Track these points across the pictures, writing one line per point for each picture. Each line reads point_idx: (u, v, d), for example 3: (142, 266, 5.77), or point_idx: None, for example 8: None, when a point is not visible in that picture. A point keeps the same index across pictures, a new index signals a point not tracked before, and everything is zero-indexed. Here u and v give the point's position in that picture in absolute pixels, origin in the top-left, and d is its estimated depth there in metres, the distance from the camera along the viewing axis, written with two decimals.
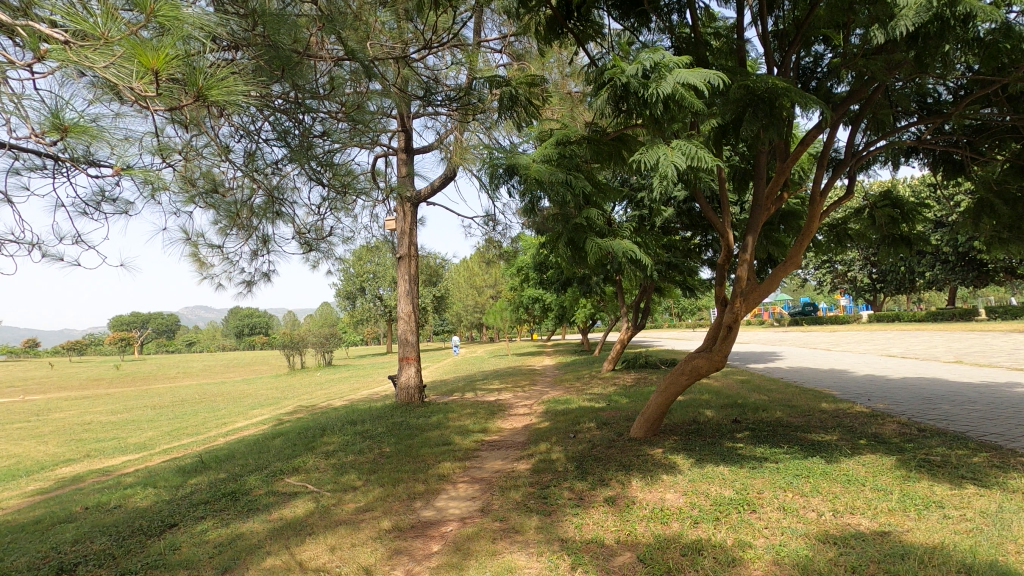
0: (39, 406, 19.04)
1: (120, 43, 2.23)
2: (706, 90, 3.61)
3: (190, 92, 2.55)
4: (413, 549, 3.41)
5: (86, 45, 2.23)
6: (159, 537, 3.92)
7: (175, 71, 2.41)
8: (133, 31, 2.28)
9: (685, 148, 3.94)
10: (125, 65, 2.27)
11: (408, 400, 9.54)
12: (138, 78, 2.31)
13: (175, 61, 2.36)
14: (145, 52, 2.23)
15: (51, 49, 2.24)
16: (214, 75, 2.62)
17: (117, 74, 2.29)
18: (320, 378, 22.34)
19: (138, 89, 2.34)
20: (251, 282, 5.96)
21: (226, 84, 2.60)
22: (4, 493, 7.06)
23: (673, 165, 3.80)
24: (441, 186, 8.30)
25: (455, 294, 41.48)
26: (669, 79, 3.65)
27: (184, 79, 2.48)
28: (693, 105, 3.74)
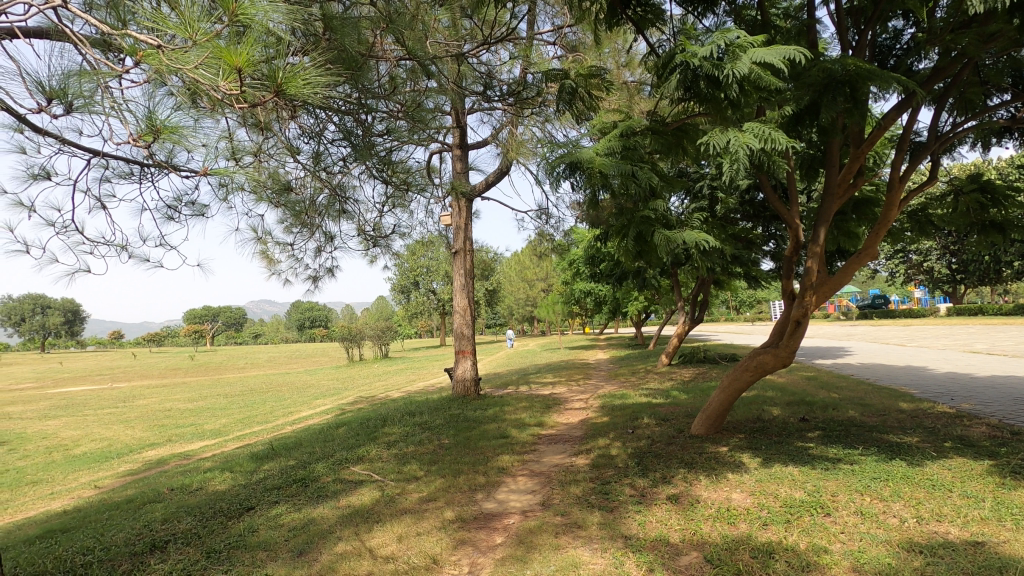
0: (125, 393, 20.58)
1: (208, 45, 2.38)
2: (786, 67, 3.49)
3: (271, 88, 2.63)
4: (477, 540, 3.47)
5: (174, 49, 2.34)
6: (238, 520, 4.15)
7: (257, 70, 2.51)
8: (221, 31, 2.41)
9: (757, 129, 3.80)
10: (213, 63, 2.41)
11: (464, 393, 9.69)
12: (224, 78, 2.42)
13: (257, 60, 2.46)
14: (229, 52, 2.33)
15: (147, 55, 2.40)
16: (294, 72, 2.69)
17: (206, 73, 2.44)
18: (377, 370, 23.03)
19: (221, 87, 2.46)
20: (316, 277, 6.22)
21: (304, 80, 2.67)
22: (98, 474, 7.68)
23: (745, 148, 3.67)
24: (496, 180, 8.33)
25: (507, 288, 41.72)
26: (745, 57, 3.54)
27: (264, 76, 2.58)
28: (770, 81, 3.64)
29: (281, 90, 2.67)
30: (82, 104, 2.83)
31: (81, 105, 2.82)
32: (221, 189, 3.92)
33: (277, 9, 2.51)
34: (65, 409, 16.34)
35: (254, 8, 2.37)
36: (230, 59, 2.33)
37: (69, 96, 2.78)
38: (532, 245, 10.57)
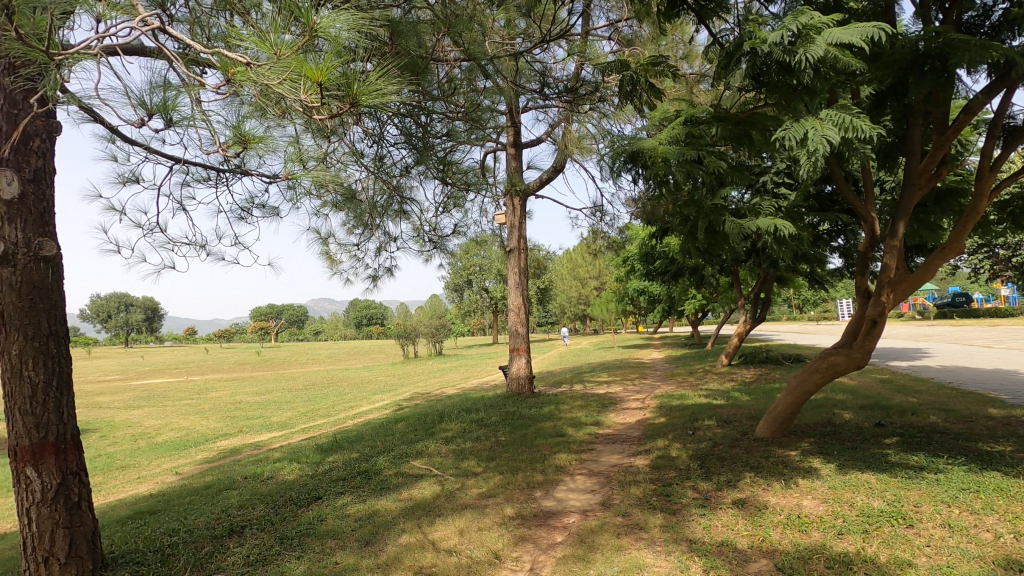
0: (200, 385, 21.91)
1: (288, 59, 2.45)
2: (865, 47, 3.32)
3: (347, 100, 2.74)
4: (538, 538, 3.47)
5: (261, 65, 2.46)
6: (307, 508, 4.34)
7: (336, 83, 2.61)
8: (302, 45, 2.51)
9: (837, 118, 3.64)
10: (295, 78, 2.49)
11: (519, 391, 9.72)
12: (305, 90, 2.52)
13: (336, 72, 2.56)
14: (310, 66, 2.44)
15: (237, 72, 2.51)
16: (367, 81, 2.78)
17: (289, 87, 2.51)
18: (432, 367, 23.47)
19: (302, 97, 2.54)
20: (376, 277, 6.42)
21: (377, 89, 2.76)
22: (179, 461, 8.22)
23: (826, 143, 3.50)
24: (550, 178, 8.30)
25: (559, 286, 41.53)
26: (820, 40, 3.37)
27: (342, 88, 2.68)
28: (849, 65, 3.45)
29: (356, 100, 2.77)
30: (174, 113, 3.03)
31: (175, 117, 3.04)
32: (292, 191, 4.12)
33: (351, 22, 2.62)
34: (148, 400, 17.58)
35: (332, 22, 2.48)
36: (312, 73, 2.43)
37: (164, 108, 3.02)
38: (586, 243, 10.46)
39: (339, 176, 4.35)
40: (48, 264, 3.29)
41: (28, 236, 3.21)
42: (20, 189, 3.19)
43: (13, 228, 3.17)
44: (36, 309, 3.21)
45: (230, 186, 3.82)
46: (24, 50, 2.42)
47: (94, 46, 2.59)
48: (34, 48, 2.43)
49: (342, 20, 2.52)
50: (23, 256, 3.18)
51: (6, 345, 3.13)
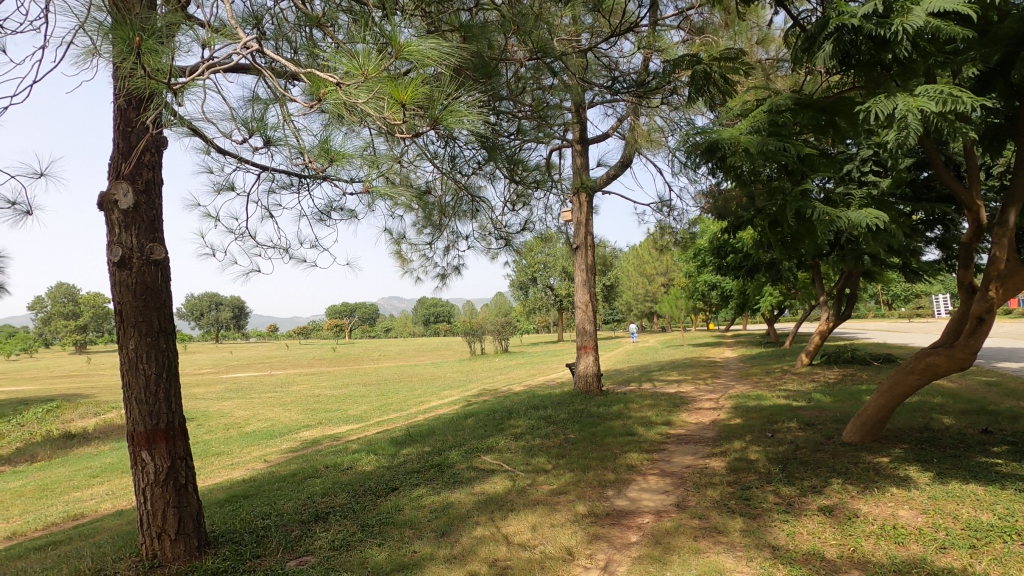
0: (282, 379, 23.30)
1: (376, 81, 2.56)
2: (970, 14, 3.15)
3: (428, 118, 2.85)
4: (612, 537, 3.45)
5: (350, 85, 2.61)
6: (385, 498, 4.52)
7: (419, 102, 2.72)
8: (390, 67, 2.61)
9: (933, 93, 3.37)
10: (380, 98, 2.60)
11: (587, 388, 9.67)
12: (389, 109, 2.63)
13: (420, 93, 2.67)
14: (397, 87, 2.54)
15: (327, 92, 2.67)
16: (447, 103, 2.92)
17: (374, 106, 2.62)
18: (498, 364, 23.77)
19: (386, 116, 2.64)
20: (444, 275, 6.59)
21: (458, 111, 2.89)
22: (267, 450, 8.80)
23: (916, 113, 3.29)
24: (617, 173, 8.16)
25: (626, 283, 40.79)
26: (918, 10, 3.22)
27: (424, 109, 2.81)
28: (952, 34, 3.26)
29: (437, 121, 2.90)
30: (264, 127, 3.27)
31: (269, 131, 3.28)
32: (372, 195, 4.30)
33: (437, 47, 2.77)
34: (237, 392, 18.91)
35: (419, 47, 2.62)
36: (397, 94, 2.53)
37: (261, 123, 3.26)
38: (654, 239, 10.23)
39: (412, 180, 4.52)
40: (159, 266, 3.61)
41: (141, 241, 3.55)
42: (134, 200, 3.53)
43: (129, 234, 3.52)
44: (148, 309, 3.53)
45: (315, 191, 4.06)
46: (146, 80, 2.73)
47: (203, 71, 2.87)
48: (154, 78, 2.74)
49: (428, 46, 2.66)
50: (137, 260, 3.52)
51: (125, 341, 3.48)
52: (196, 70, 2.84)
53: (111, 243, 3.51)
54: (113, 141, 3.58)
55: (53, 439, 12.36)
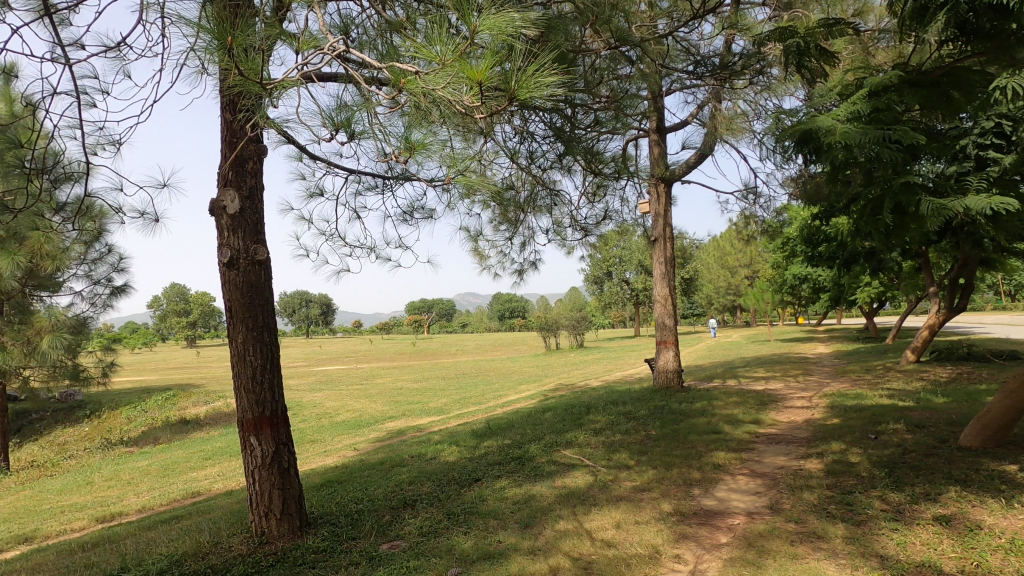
0: (367, 372, 24.51)
1: (455, 65, 2.61)
2: None
3: (507, 96, 2.82)
4: (700, 537, 3.34)
5: (429, 71, 2.69)
6: (469, 488, 4.64)
7: (495, 81, 2.69)
8: (466, 50, 2.65)
9: None
10: (459, 82, 2.63)
11: (667, 384, 9.42)
12: (468, 92, 2.64)
13: (494, 73, 2.64)
14: (471, 66, 2.53)
15: (407, 82, 2.78)
16: (526, 75, 2.83)
17: (452, 91, 2.67)
18: (574, 359, 23.71)
19: (462, 98, 2.68)
20: (522, 271, 6.64)
21: (537, 80, 2.78)
22: (356, 439, 9.30)
23: None
24: (697, 161, 7.85)
25: (706, 276, 39.30)
26: None
27: (502, 85, 2.76)
28: None
29: (514, 96, 2.82)
30: (351, 125, 3.41)
31: (357, 131, 3.44)
32: (454, 190, 4.38)
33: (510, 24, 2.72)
34: (327, 384, 20.11)
35: (492, 24, 2.56)
36: (472, 74, 2.53)
37: (351, 124, 3.42)
38: (737, 229, 9.77)
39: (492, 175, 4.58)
40: (262, 266, 3.89)
41: (247, 243, 3.84)
42: (240, 205, 3.83)
43: (237, 238, 3.82)
44: (254, 306, 3.82)
45: (403, 188, 4.20)
46: (246, 84, 2.92)
47: (295, 75, 3.02)
48: (252, 80, 2.91)
49: (501, 23, 2.61)
50: (244, 261, 3.81)
51: (234, 335, 3.80)
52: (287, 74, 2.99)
53: (221, 246, 3.83)
54: (220, 152, 3.89)
55: (172, 424, 13.71)
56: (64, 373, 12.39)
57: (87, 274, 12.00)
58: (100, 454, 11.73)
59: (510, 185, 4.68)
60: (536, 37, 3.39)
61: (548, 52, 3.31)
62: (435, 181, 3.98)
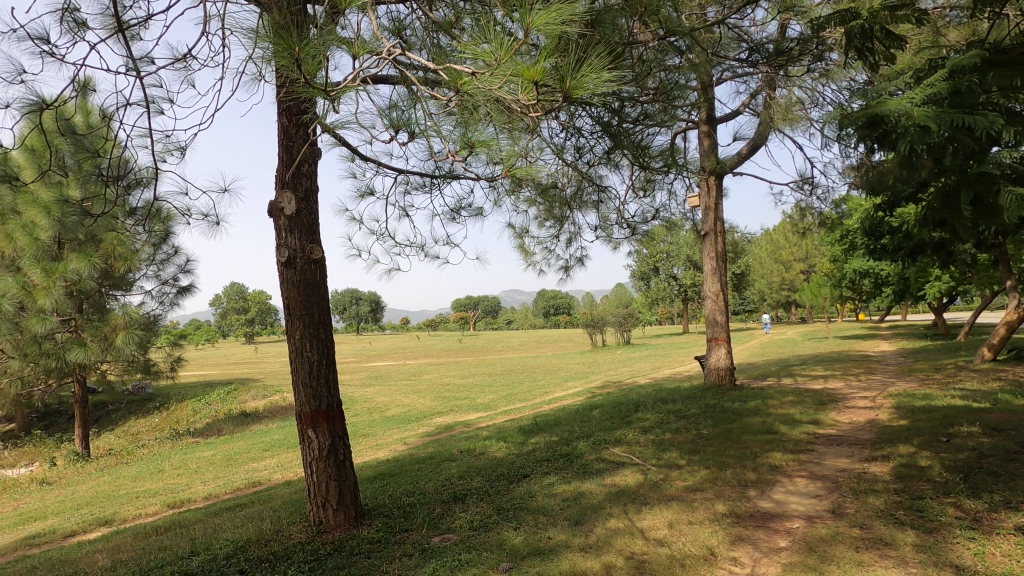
0: (415, 368, 25.02)
1: (511, 64, 2.60)
2: None
3: (561, 93, 2.80)
4: (757, 539, 3.24)
5: (485, 71, 2.70)
6: (518, 484, 4.67)
7: (550, 78, 2.67)
8: (521, 49, 2.64)
9: None
10: (514, 80, 2.63)
11: (718, 382, 9.17)
12: (523, 90, 2.63)
13: (548, 71, 2.62)
14: (527, 66, 2.52)
15: (464, 82, 2.80)
16: (579, 71, 2.79)
17: (507, 90, 2.68)
18: (621, 356, 23.42)
19: (517, 95, 2.68)
20: (567, 267, 6.61)
21: (591, 75, 2.73)
22: (406, 433, 9.51)
23: None
24: (750, 152, 7.60)
25: (759, 271, 38.00)
26: None
27: (554, 82, 2.74)
28: None
29: (569, 92, 2.79)
30: (409, 125, 3.48)
31: (417, 130, 3.50)
32: (505, 186, 4.40)
33: (561, 21, 2.69)
34: (378, 380, 20.66)
35: (546, 21, 2.53)
36: (527, 73, 2.52)
37: (410, 124, 3.48)
38: (792, 221, 9.40)
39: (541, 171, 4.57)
40: (317, 265, 4.03)
41: (303, 243, 3.98)
42: (296, 207, 3.97)
43: (294, 238, 3.96)
44: (310, 304, 3.96)
45: (459, 184, 4.25)
46: (309, 91, 3.03)
47: (353, 78, 3.11)
48: (315, 88, 3.03)
49: (555, 19, 2.58)
50: (300, 261, 3.95)
51: (292, 331, 3.95)
52: (345, 79, 3.08)
53: (279, 246, 3.98)
54: (277, 155, 4.04)
55: (233, 417, 14.41)
56: (137, 367, 13.20)
57: (156, 274, 12.74)
58: (169, 443, 12.45)
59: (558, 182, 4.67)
60: (588, 31, 3.34)
61: (601, 46, 3.25)
62: (489, 177, 4.00)
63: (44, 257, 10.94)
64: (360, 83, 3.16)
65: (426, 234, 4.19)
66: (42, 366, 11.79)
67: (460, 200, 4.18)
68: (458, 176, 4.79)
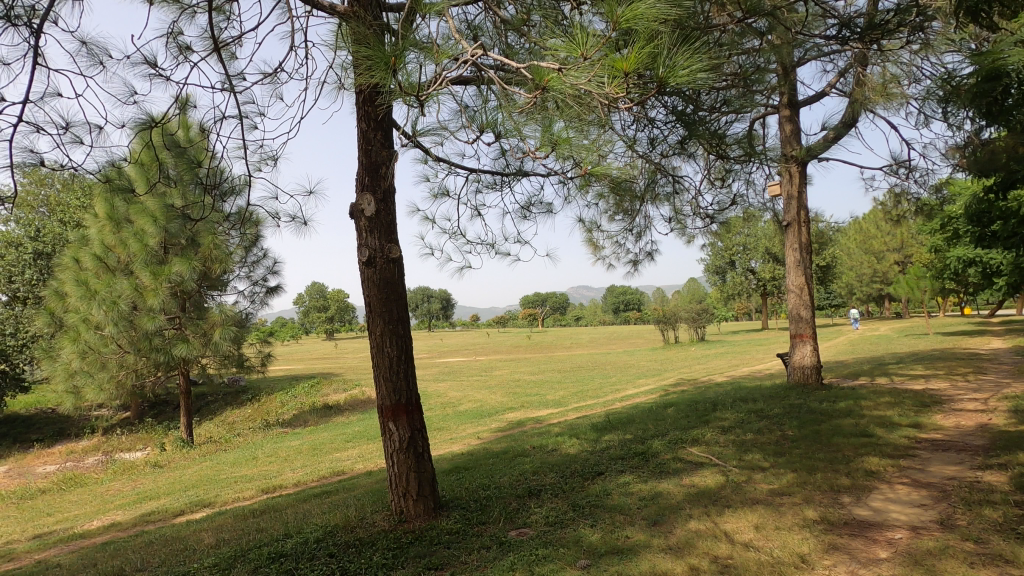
0: (485, 364, 25.44)
1: (602, 57, 2.56)
2: None
3: (655, 84, 2.75)
4: (854, 549, 3.04)
5: (574, 66, 2.68)
6: (593, 481, 4.63)
7: (642, 68, 2.61)
8: (610, 43, 2.59)
9: None
10: (604, 72, 2.60)
11: (803, 380, 8.67)
12: (613, 82, 2.60)
13: (643, 62, 2.55)
14: (619, 58, 2.47)
15: (552, 80, 2.78)
16: (673, 61, 2.73)
17: (597, 83, 2.65)
18: (695, 352, 22.67)
19: (607, 91, 2.64)
20: (637, 262, 6.47)
21: (685, 65, 2.67)
22: (479, 428, 9.68)
23: None
24: (837, 136, 7.11)
25: (846, 262, 35.58)
26: None
27: (648, 73, 2.68)
28: None
29: (663, 83, 2.73)
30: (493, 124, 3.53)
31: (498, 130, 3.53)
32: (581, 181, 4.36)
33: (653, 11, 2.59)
34: (450, 375, 21.18)
35: (637, 12, 2.45)
36: (620, 65, 2.46)
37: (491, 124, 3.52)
38: (886, 208, 8.71)
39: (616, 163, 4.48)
40: (396, 264, 4.17)
41: (382, 243, 4.13)
42: (376, 208, 4.13)
43: (373, 238, 4.12)
44: (389, 301, 4.11)
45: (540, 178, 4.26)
46: (402, 98, 3.14)
47: (440, 83, 3.19)
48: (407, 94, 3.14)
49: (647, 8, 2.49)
50: (380, 260, 4.11)
51: (374, 328, 4.12)
52: (434, 83, 3.17)
53: (360, 246, 4.16)
54: (358, 160, 4.22)
55: (317, 409, 15.24)
56: (232, 361, 14.26)
57: (248, 274, 13.67)
58: (261, 433, 13.36)
59: (633, 175, 4.56)
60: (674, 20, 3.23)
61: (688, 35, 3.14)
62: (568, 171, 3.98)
63: (152, 261, 12.08)
64: (446, 87, 3.23)
65: (508, 224, 4.22)
66: (152, 360, 12.98)
67: (542, 193, 4.19)
68: (528, 173, 4.81)
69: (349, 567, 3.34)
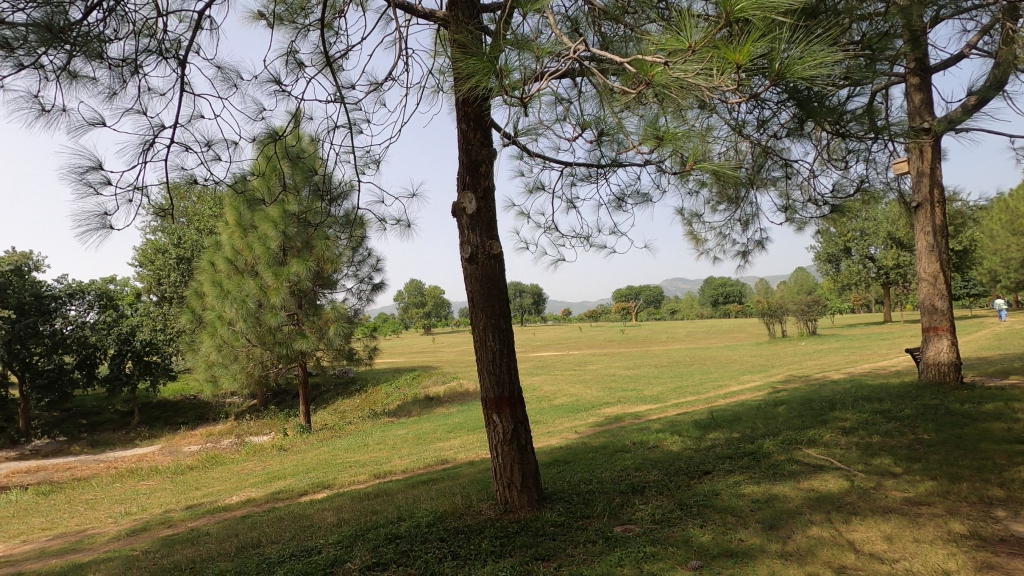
0: (580, 359, 25.37)
1: (712, 48, 2.40)
2: None
3: (771, 75, 2.57)
4: (1013, 568, 2.69)
5: (680, 58, 2.54)
6: (699, 480, 4.47)
7: (757, 57, 2.43)
8: (722, 33, 2.40)
9: None
10: (713, 64, 2.45)
11: (939, 379, 7.77)
12: (724, 73, 2.45)
13: (758, 52, 2.37)
14: (731, 50, 2.31)
15: (657, 73, 2.68)
16: (791, 52, 2.55)
17: (705, 76, 2.51)
18: (805, 347, 21.16)
19: (716, 83, 2.50)
20: (744, 253, 6.11)
21: (808, 58, 2.49)
22: (575, 422, 9.68)
23: None
24: (978, 103, 6.29)
25: (989, 245, 31.43)
26: None
27: (763, 63, 2.52)
28: None
29: (780, 73, 2.53)
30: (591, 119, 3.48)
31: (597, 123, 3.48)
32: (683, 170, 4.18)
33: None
34: (545, 369, 21.38)
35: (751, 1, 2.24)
36: (732, 58, 2.31)
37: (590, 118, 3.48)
38: None
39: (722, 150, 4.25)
40: (496, 259, 4.26)
41: (483, 240, 4.23)
42: (476, 206, 4.24)
43: (475, 235, 4.24)
44: (492, 297, 4.21)
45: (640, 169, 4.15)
46: (508, 99, 3.24)
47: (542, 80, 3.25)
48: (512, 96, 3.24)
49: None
50: (482, 257, 4.21)
51: (477, 322, 4.24)
52: (536, 82, 3.22)
53: (462, 243, 4.29)
54: (459, 159, 4.35)
55: (420, 401, 15.97)
56: (343, 354, 15.32)
57: (354, 274, 14.55)
58: (370, 421, 14.25)
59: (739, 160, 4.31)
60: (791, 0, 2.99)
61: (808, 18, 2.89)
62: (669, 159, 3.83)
63: (274, 263, 13.33)
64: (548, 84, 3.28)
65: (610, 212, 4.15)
66: (275, 353, 14.26)
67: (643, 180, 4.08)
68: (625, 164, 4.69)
69: (459, 552, 3.48)
